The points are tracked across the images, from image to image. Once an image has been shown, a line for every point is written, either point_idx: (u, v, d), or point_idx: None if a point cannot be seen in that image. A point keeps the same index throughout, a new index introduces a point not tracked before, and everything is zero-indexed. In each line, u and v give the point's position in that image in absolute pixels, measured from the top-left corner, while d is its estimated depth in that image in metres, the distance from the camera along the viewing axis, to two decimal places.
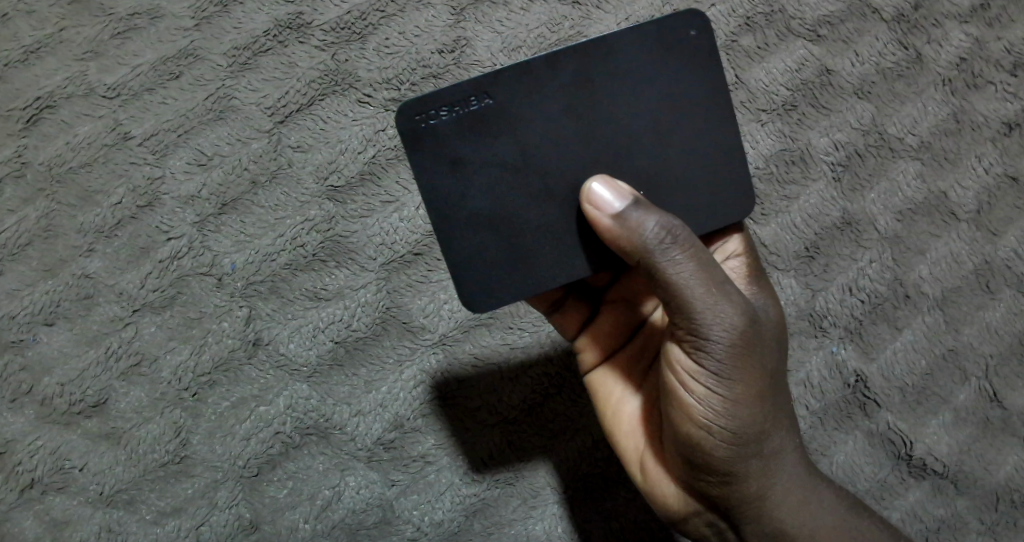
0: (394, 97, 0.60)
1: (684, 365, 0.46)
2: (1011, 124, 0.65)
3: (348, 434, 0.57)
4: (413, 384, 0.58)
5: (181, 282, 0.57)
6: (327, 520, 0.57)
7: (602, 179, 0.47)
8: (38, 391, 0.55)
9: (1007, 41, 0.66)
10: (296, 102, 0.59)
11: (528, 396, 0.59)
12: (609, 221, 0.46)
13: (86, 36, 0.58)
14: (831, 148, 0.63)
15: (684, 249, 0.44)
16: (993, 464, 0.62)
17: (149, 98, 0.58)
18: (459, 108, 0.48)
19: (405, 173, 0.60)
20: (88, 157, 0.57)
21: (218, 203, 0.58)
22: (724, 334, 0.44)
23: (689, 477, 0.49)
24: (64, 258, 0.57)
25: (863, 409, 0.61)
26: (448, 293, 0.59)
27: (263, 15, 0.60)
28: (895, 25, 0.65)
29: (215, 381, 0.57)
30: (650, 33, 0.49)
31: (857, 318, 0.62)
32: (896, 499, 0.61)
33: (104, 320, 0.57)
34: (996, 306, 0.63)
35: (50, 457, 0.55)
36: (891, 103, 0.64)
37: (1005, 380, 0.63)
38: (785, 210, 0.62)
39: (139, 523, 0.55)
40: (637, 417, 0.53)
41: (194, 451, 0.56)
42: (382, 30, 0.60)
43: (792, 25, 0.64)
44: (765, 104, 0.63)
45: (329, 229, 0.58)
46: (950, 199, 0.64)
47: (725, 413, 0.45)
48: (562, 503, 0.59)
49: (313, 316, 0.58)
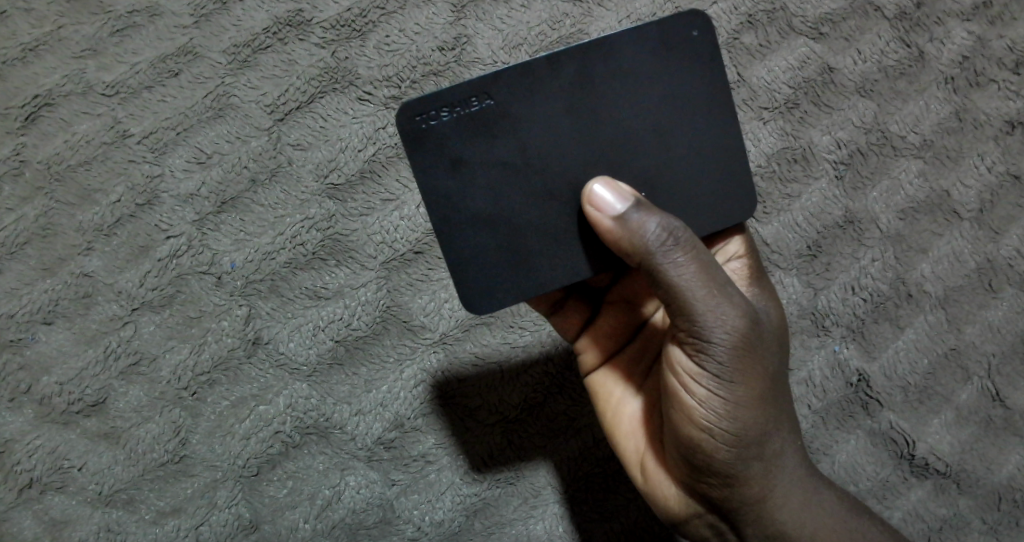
0: (395, 95, 0.60)
1: (685, 368, 0.46)
2: (1014, 122, 0.65)
3: (348, 433, 0.57)
4: (413, 383, 0.58)
5: (180, 280, 0.57)
6: (327, 520, 0.57)
7: (603, 180, 0.47)
8: (37, 390, 0.55)
9: (1010, 39, 0.66)
10: (296, 100, 0.59)
11: (528, 396, 0.59)
12: (610, 222, 0.45)
13: (85, 34, 0.58)
14: (833, 146, 0.63)
15: (686, 250, 0.44)
16: (995, 463, 0.62)
17: (148, 95, 0.58)
18: (460, 108, 0.48)
19: (405, 172, 0.59)
20: (87, 155, 0.57)
21: (217, 201, 0.58)
22: (726, 336, 0.44)
23: (690, 478, 0.48)
24: (63, 256, 0.56)
25: (865, 408, 0.61)
26: (449, 292, 0.59)
27: (262, 12, 0.59)
28: (897, 22, 0.65)
29: (214, 380, 0.57)
30: (651, 33, 0.48)
31: (859, 317, 0.62)
32: (898, 498, 0.61)
33: (103, 319, 0.56)
34: (998, 305, 0.63)
35: (49, 456, 0.55)
36: (893, 101, 0.64)
37: (1007, 379, 0.62)
38: (787, 209, 0.62)
39: (139, 523, 0.55)
40: (638, 419, 0.53)
41: (194, 451, 0.56)
42: (382, 28, 0.60)
43: (794, 23, 0.64)
44: (767, 102, 0.63)
45: (329, 228, 0.58)
46: (953, 198, 0.64)
47: (727, 415, 0.45)
48: (562, 503, 0.59)
49: (313, 315, 0.58)
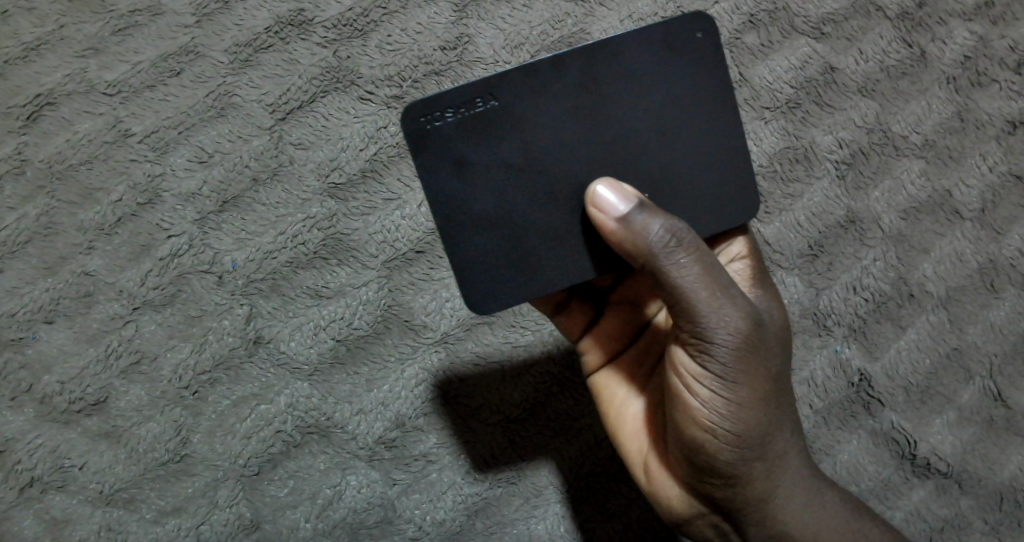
0: (396, 95, 0.60)
1: (688, 368, 0.46)
2: (1016, 122, 0.65)
3: (350, 433, 0.57)
4: (415, 382, 0.58)
5: (181, 280, 0.57)
6: (328, 519, 0.57)
7: (607, 181, 0.47)
8: (38, 389, 0.55)
9: (1012, 39, 0.66)
10: (297, 99, 0.59)
11: (530, 395, 0.59)
12: (614, 223, 0.45)
13: (86, 33, 0.58)
14: (835, 146, 0.63)
15: (689, 251, 0.44)
16: (997, 463, 0.61)
17: (150, 95, 0.58)
18: (464, 109, 0.48)
19: (407, 172, 0.59)
20: (89, 154, 0.57)
21: (219, 200, 0.58)
22: (728, 337, 0.44)
23: (693, 479, 0.48)
24: (64, 255, 0.56)
25: (866, 408, 0.61)
26: (450, 291, 0.59)
27: (264, 11, 0.59)
28: (899, 22, 0.65)
29: (215, 379, 0.57)
30: (654, 33, 0.48)
31: (861, 317, 0.62)
32: (900, 498, 0.61)
33: (104, 318, 0.56)
34: (1000, 305, 0.63)
35: (50, 456, 0.55)
36: (895, 101, 0.64)
37: (1010, 379, 0.62)
38: (789, 209, 0.62)
39: (139, 522, 0.55)
40: (641, 419, 0.52)
41: (194, 450, 0.56)
42: (384, 27, 0.60)
43: (796, 23, 0.64)
44: (769, 102, 0.63)
45: (330, 227, 0.58)
46: (954, 198, 0.64)
47: (730, 416, 0.45)
48: (564, 502, 0.59)
49: (314, 314, 0.58)
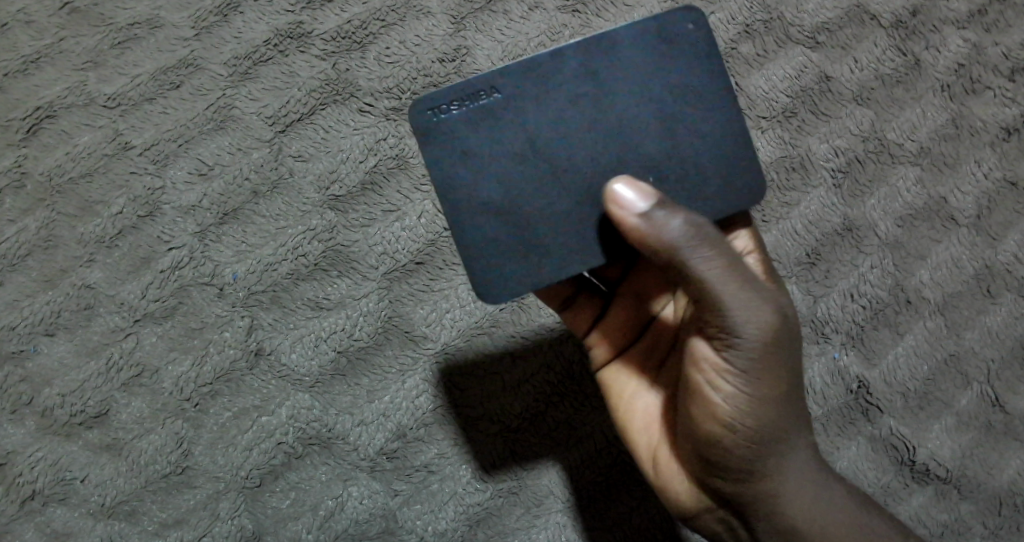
0: (396, 106, 0.60)
1: (712, 364, 0.46)
2: (1009, 128, 0.66)
3: (351, 443, 0.57)
4: (416, 393, 0.58)
5: (182, 292, 0.57)
6: (330, 530, 0.57)
7: (627, 179, 0.47)
8: (38, 402, 0.55)
9: (1005, 46, 0.67)
10: (296, 111, 0.59)
11: (530, 405, 0.59)
12: (637, 220, 0.45)
13: (85, 46, 0.58)
14: (831, 154, 0.63)
15: (715, 249, 0.44)
16: (995, 468, 0.62)
17: (150, 107, 0.58)
18: (470, 102, 0.48)
19: (406, 183, 0.60)
20: (89, 167, 0.57)
21: (219, 212, 0.58)
22: (756, 334, 0.44)
23: (704, 473, 0.48)
24: (63, 268, 0.56)
25: (865, 415, 0.61)
26: (449, 301, 0.59)
27: (263, 24, 0.60)
28: (893, 31, 0.66)
29: (216, 391, 0.57)
30: (648, 27, 0.49)
31: (859, 324, 0.62)
32: (901, 504, 0.61)
33: (104, 330, 0.56)
34: (997, 311, 0.63)
35: (50, 468, 0.55)
36: (890, 109, 0.65)
37: (1007, 384, 0.63)
38: (785, 217, 0.62)
39: (141, 534, 0.55)
40: (650, 413, 0.53)
41: (196, 463, 0.56)
42: (383, 39, 0.61)
43: (790, 32, 0.65)
44: (766, 111, 0.63)
45: (330, 238, 0.58)
46: (950, 204, 0.64)
47: (751, 412, 0.46)
48: (567, 512, 0.59)
49: (315, 326, 0.58)
